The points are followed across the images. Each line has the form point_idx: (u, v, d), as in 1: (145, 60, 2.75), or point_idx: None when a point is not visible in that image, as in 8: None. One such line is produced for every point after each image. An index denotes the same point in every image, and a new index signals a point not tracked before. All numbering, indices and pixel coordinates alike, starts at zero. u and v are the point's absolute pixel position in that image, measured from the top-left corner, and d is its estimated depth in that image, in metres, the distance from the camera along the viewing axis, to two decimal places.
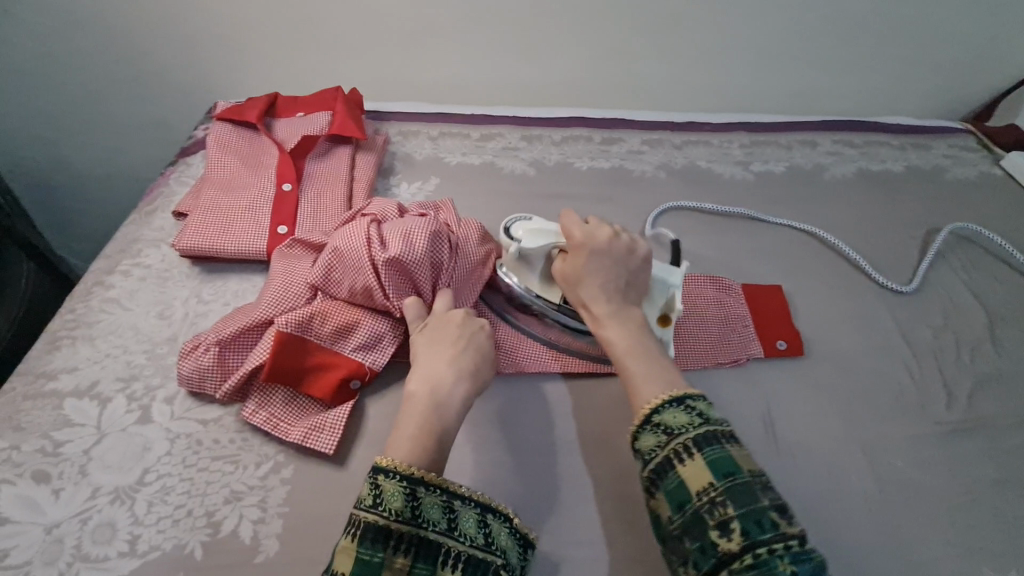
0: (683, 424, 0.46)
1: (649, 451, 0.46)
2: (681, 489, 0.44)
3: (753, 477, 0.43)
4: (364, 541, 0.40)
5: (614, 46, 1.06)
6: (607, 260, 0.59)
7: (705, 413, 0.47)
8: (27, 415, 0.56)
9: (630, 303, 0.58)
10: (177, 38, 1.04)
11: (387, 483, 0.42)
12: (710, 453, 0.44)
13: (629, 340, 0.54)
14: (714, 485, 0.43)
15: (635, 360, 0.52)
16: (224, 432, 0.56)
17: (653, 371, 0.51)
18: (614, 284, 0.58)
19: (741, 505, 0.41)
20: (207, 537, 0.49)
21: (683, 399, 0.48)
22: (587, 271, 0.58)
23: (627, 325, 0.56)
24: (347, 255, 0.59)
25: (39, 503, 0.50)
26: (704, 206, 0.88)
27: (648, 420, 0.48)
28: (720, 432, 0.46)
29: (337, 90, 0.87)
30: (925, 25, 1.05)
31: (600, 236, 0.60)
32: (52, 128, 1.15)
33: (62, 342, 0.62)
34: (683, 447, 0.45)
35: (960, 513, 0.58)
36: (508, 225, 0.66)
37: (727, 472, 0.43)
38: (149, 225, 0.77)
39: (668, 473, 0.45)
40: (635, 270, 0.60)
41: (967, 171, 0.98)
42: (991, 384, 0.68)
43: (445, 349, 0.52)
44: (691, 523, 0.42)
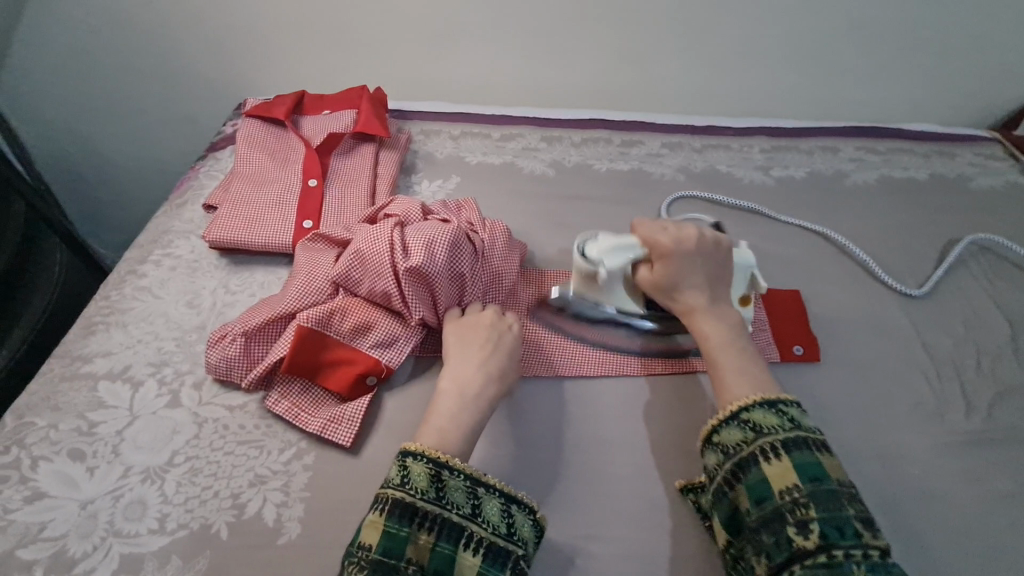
0: (773, 426, 0.48)
1: (734, 444, 0.49)
2: (763, 484, 0.45)
3: (840, 486, 0.44)
4: (391, 515, 0.43)
5: (635, 48, 1.07)
6: (698, 260, 0.61)
7: (795, 419, 0.48)
8: (63, 395, 0.59)
9: (720, 302, 0.61)
10: (210, 36, 1.07)
11: (415, 465, 0.45)
12: (798, 456, 0.46)
13: (723, 340, 0.57)
14: (799, 487, 0.44)
15: (735, 359, 0.55)
16: (249, 418, 0.58)
17: (751, 372, 0.54)
18: (706, 283, 0.61)
19: (824, 509, 0.43)
20: (232, 518, 0.51)
21: (776, 401, 0.50)
22: (679, 272, 0.60)
23: (719, 324, 0.58)
24: (369, 259, 0.60)
25: (74, 479, 0.53)
26: (716, 197, 0.90)
27: (737, 416, 0.50)
28: (811, 440, 0.47)
29: (363, 88, 0.89)
30: (955, 33, 1.04)
31: (686, 236, 0.63)
32: (88, 121, 1.19)
33: (97, 327, 0.65)
34: (771, 447, 0.47)
35: (973, 523, 0.57)
36: (580, 246, 0.62)
37: (813, 477, 0.44)
38: (180, 217, 0.80)
39: (751, 468, 0.47)
40: (722, 264, 0.63)
41: (992, 179, 0.97)
42: (1012, 395, 0.67)
43: (473, 351, 0.56)
44: (771, 517, 0.44)
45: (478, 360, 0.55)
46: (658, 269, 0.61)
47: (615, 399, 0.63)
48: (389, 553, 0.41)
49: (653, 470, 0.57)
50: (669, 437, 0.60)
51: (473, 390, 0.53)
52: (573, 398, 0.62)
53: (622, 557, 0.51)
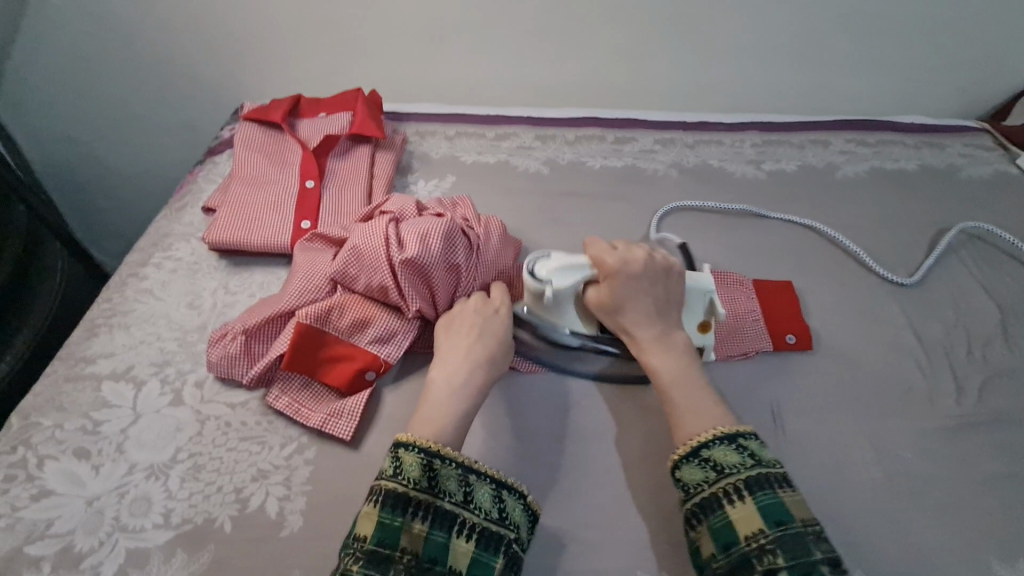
0: (735, 465, 0.47)
1: (696, 485, 0.48)
2: (728, 530, 0.45)
3: (805, 527, 0.43)
4: (385, 506, 0.44)
5: (627, 47, 1.08)
6: (645, 285, 0.60)
7: (757, 454, 0.48)
8: (68, 396, 0.60)
9: (670, 327, 0.59)
10: (207, 42, 1.09)
11: (407, 456, 0.46)
12: (762, 497, 0.45)
13: (674, 369, 0.56)
14: (764, 532, 0.43)
15: (684, 392, 0.54)
16: (250, 415, 0.59)
17: (701, 402, 0.52)
18: (653, 310, 0.59)
19: (791, 556, 0.42)
20: (235, 512, 0.52)
21: (735, 436, 0.49)
22: (626, 298, 0.59)
23: (669, 351, 0.57)
24: (366, 253, 0.61)
25: (80, 477, 0.54)
26: (707, 205, 0.89)
27: (697, 453, 0.49)
28: (773, 476, 0.46)
29: (358, 90, 0.90)
30: (943, 24, 1.05)
31: (633, 258, 0.61)
32: (87, 128, 1.20)
33: (100, 329, 0.66)
34: (734, 489, 0.46)
35: (964, 505, 0.58)
36: (529, 265, 0.63)
37: (778, 520, 0.44)
38: (180, 220, 0.81)
39: (715, 510, 0.46)
40: (671, 290, 0.61)
41: (982, 169, 0.98)
42: (1002, 379, 0.68)
43: (460, 339, 0.58)
44: (737, 564, 0.43)
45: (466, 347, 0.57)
46: (605, 293, 0.60)
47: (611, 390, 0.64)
48: (383, 543, 0.42)
49: (648, 459, 0.58)
50: (664, 426, 0.61)
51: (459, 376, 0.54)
52: (568, 392, 0.63)
53: (618, 544, 0.52)
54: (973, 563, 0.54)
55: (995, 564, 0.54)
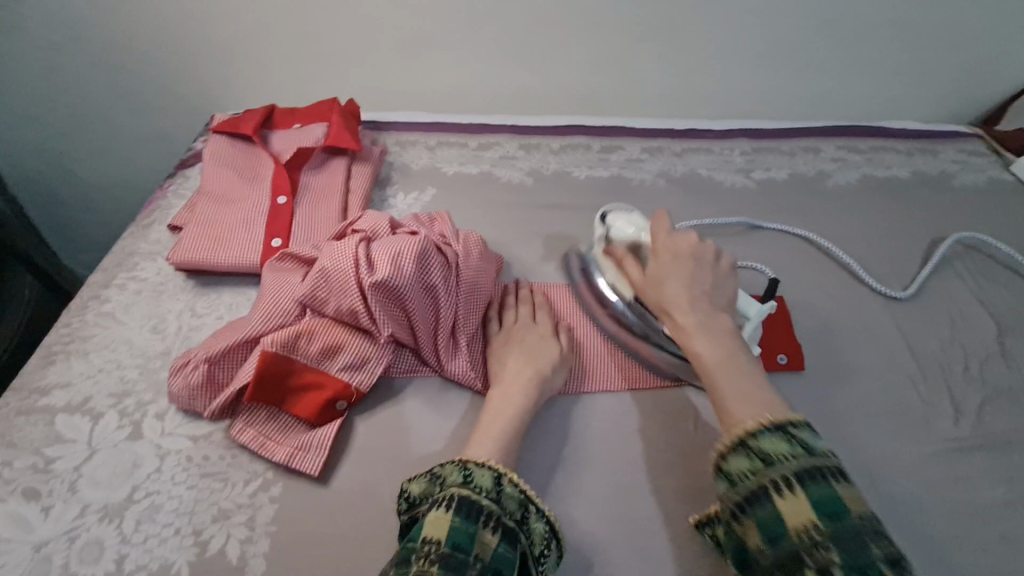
0: (783, 454, 0.41)
1: (741, 476, 0.42)
2: (776, 522, 0.39)
3: (863, 524, 0.37)
4: (459, 511, 0.43)
5: (613, 52, 1.05)
6: (694, 265, 0.57)
7: (810, 444, 0.41)
8: (19, 431, 0.56)
9: (717, 310, 0.54)
10: (180, 50, 1.05)
11: (479, 469, 0.47)
12: (814, 489, 0.39)
13: (718, 353, 0.50)
14: (817, 526, 0.37)
15: (729, 377, 0.48)
16: (214, 448, 0.56)
17: (747, 388, 0.47)
18: (697, 289, 0.55)
19: (846, 552, 0.36)
20: (194, 557, 0.49)
21: (785, 424, 0.43)
22: (672, 275, 0.56)
23: (714, 334, 0.52)
24: (334, 277, 0.58)
25: (28, 520, 0.50)
26: (704, 221, 0.85)
27: (743, 442, 0.43)
28: (828, 467, 0.40)
29: (334, 100, 0.87)
30: (934, 28, 1.03)
31: (682, 243, 0.59)
32: (58, 139, 1.16)
33: (56, 357, 0.63)
34: (782, 479, 0.40)
35: (966, 534, 0.55)
36: (607, 212, 0.72)
37: (833, 513, 0.38)
38: (146, 238, 0.77)
39: (761, 502, 0.40)
40: (722, 275, 0.57)
41: (975, 176, 0.96)
42: (1001, 399, 0.66)
43: (514, 359, 0.60)
44: (784, 560, 0.37)
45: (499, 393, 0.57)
46: (650, 271, 0.59)
47: (596, 416, 0.61)
48: (457, 547, 0.41)
49: (633, 490, 0.55)
50: (647, 453, 0.58)
51: (507, 403, 0.56)
52: (549, 417, 0.60)
53: None
54: None
55: None
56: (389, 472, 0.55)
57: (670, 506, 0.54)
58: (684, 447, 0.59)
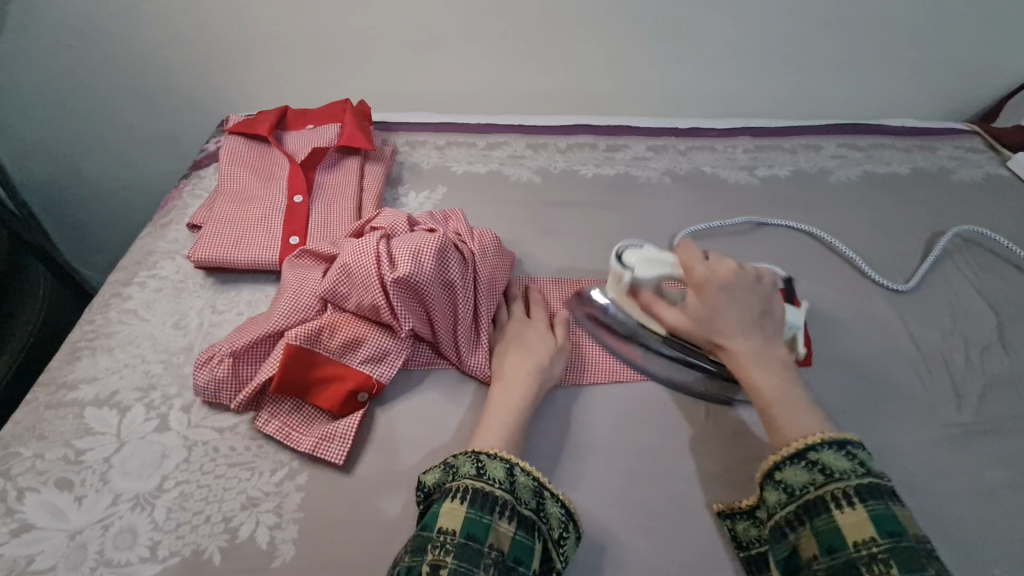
0: (845, 470, 0.44)
1: (800, 486, 0.45)
2: (835, 535, 0.42)
3: (918, 543, 0.40)
4: (473, 503, 0.45)
5: (617, 53, 1.07)
6: (739, 295, 0.55)
7: (867, 464, 0.45)
8: (49, 424, 0.58)
9: (767, 339, 0.54)
10: (192, 54, 1.07)
11: (491, 461, 0.48)
12: (874, 506, 0.42)
13: (774, 387, 0.51)
14: (877, 540, 0.41)
15: (791, 414, 0.49)
16: (239, 439, 0.57)
17: (804, 417, 0.49)
18: (744, 321, 0.54)
19: (907, 568, 0.39)
20: (225, 543, 0.50)
21: (844, 443, 0.45)
22: (719, 310, 0.55)
23: (768, 365, 0.52)
24: (356, 273, 0.60)
25: (62, 509, 0.52)
26: (714, 224, 0.86)
27: (802, 456, 0.46)
28: (885, 487, 0.43)
29: (345, 102, 0.89)
30: (931, 28, 1.05)
31: (723, 270, 0.56)
32: (69, 142, 1.18)
33: (82, 352, 0.64)
34: (843, 494, 0.43)
35: (970, 515, 0.57)
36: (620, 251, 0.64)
37: (890, 531, 0.41)
38: (164, 237, 0.79)
39: (821, 514, 0.43)
40: (764, 299, 0.56)
41: (973, 172, 0.98)
42: (1001, 386, 0.68)
43: (506, 358, 0.62)
44: (843, 569, 0.41)
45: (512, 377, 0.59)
46: (695, 302, 0.56)
47: (610, 406, 0.63)
48: (472, 537, 0.43)
49: (648, 475, 0.57)
50: (661, 441, 0.60)
51: (500, 399, 0.57)
52: (564, 407, 0.62)
53: (617, 566, 0.51)
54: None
55: None
56: (411, 460, 0.57)
57: (684, 491, 0.56)
58: (696, 433, 0.61)
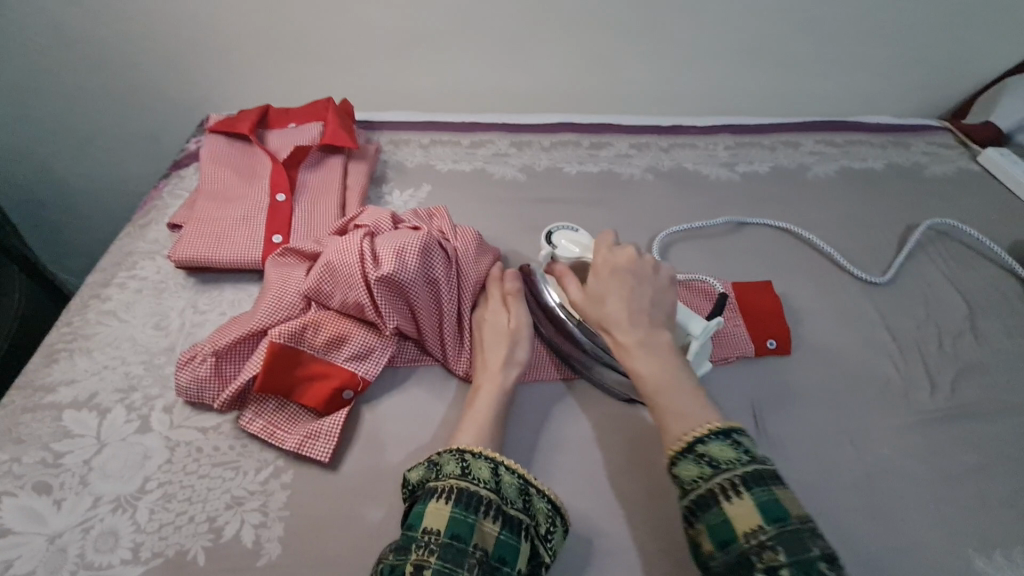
0: (730, 459, 0.44)
1: (691, 481, 0.44)
2: (726, 527, 0.41)
3: (802, 525, 0.40)
4: (457, 503, 0.45)
5: (600, 52, 1.08)
6: (632, 279, 0.57)
7: (751, 450, 0.45)
8: (26, 427, 0.57)
9: (659, 325, 0.55)
10: (171, 52, 1.05)
11: (476, 460, 0.48)
12: (759, 493, 0.42)
13: (659, 371, 0.51)
14: (764, 529, 0.40)
15: (668, 395, 0.50)
16: (223, 439, 0.57)
17: (683, 402, 0.49)
18: (634, 306, 0.55)
19: (791, 552, 0.38)
20: (209, 543, 0.50)
21: (729, 432, 0.46)
22: (612, 291, 0.57)
23: (653, 349, 0.53)
24: (340, 271, 0.60)
25: (41, 514, 0.51)
26: (686, 216, 0.88)
27: (690, 449, 0.45)
28: (768, 473, 0.43)
29: (329, 100, 0.88)
30: (904, 27, 1.08)
31: (617, 262, 0.59)
32: (45, 143, 1.15)
33: (60, 355, 0.63)
34: (729, 484, 0.42)
35: (943, 498, 0.59)
36: (553, 229, 0.68)
37: (777, 516, 0.40)
38: (144, 237, 0.78)
39: (710, 507, 0.42)
40: (659, 288, 0.58)
41: (945, 167, 1.01)
42: (972, 372, 0.70)
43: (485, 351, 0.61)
44: (735, 563, 0.39)
45: (496, 371, 0.59)
46: (588, 289, 0.58)
47: (596, 399, 0.63)
48: (456, 537, 0.43)
49: (631, 468, 0.58)
50: (645, 432, 0.61)
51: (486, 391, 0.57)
52: (548, 402, 0.63)
53: (603, 556, 0.52)
54: (955, 556, 0.55)
55: (975, 557, 0.55)
56: (398, 457, 0.57)
57: (668, 481, 0.57)
58: None
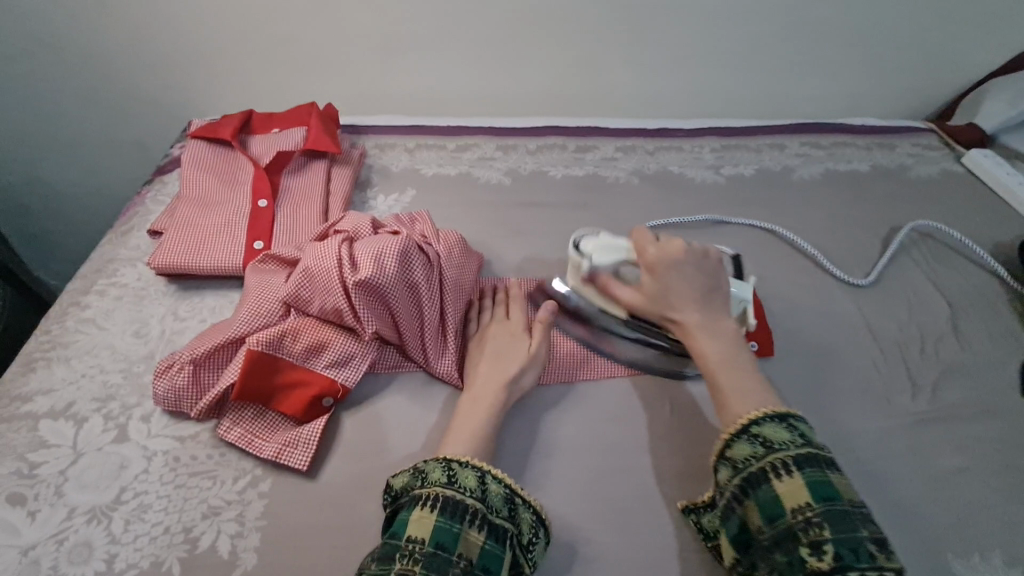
0: (784, 441, 0.45)
1: (743, 460, 0.45)
2: (775, 503, 0.42)
3: (853, 507, 0.41)
4: (443, 512, 0.44)
5: (586, 56, 1.08)
6: (689, 270, 0.58)
7: (806, 435, 0.45)
8: (1, 438, 0.56)
9: (718, 312, 0.57)
10: (154, 57, 1.05)
11: (463, 469, 0.48)
12: (810, 473, 0.43)
13: (722, 355, 0.53)
14: (811, 505, 0.41)
15: (731, 376, 0.51)
16: (201, 448, 0.56)
17: (747, 385, 0.50)
18: (695, 294, 0.57)
19: (839, 530, 0.40)
20: (185, 553, 0.49)
21: (785, 415, 0.46)
22: (672, 287, 0.58)
23: (715, 335, 0.55)
24: (318, 276, 0.60)
25: (15, 525, 0.50)
26: (671, 220, 0.87)
27: (745, 430, 0.46)
28: (822, 456, 0.44)
29: (311, 104, 0.88)
30: (887, 29, 1.08)
31: (675, 249, 0.60)
32: (30, 148, 1.15)
33: (37, 364, 0.62)
34: (781, 463, 0.44)
35: (925, 501, 0.59)
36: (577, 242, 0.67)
37: (826, 496, 0.42)
38: (125, 244, 0.77)
39: (761, 484, 0.44)
40: (715, 276, 0.59)
41: (930, 168, 1.01)
42: (953, 374, 0.70)
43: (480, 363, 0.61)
44: (784, 537, 0.41)
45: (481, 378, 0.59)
46: (649, 276, 0.59)
47: (580, 404, 0.63)
48: (441, 547, 0.43)
49: (612, 473, 0.58)
50: (627, 438, 0.61)
51: (476, 400, 0.57)
52: (530, 408, 0.62)
53: (581, 563, 0.52)
54: (935, 560, 0.55)
55: (954, 559, 0.55)
56: (377, 465, 0.57)
57: (648, 487, 0.57)
58: (661, 429, 0.61)
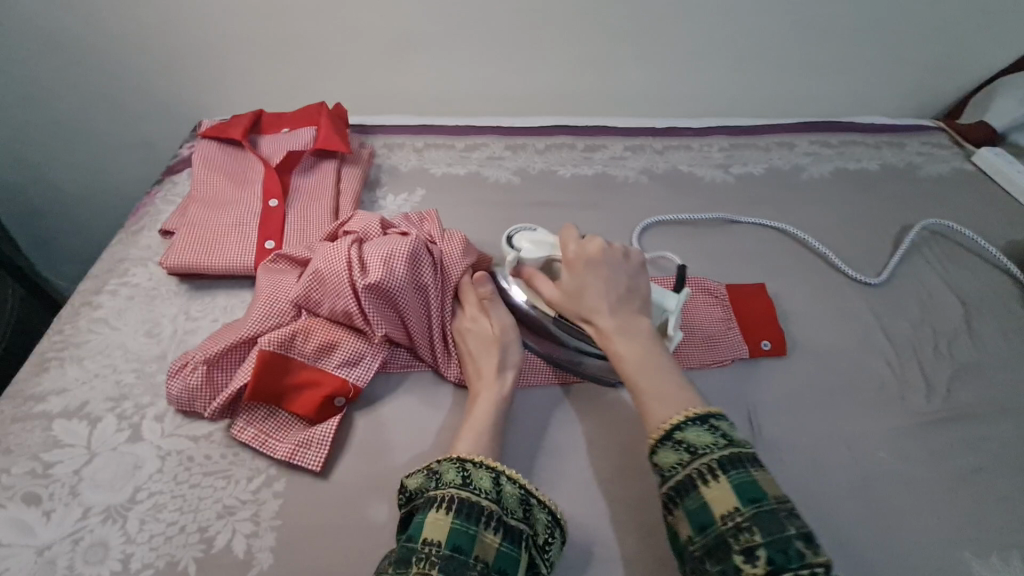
0: (707, 444, 0.44)
1: (670, 468, 0.44)
2: (704, 510, 0.42)
3: (779, 504, 0.40)
4: (458, 514, 0.44)
5: (593, 55, 1.08)
6: (606, 270, 0.57)
7: (729, 433, 0.45)
8: (15, 437, 0.56)
9: (635, 313, 0.55)
10: (162, 58, 1.05)
11: (477, 470, 0.48)
12: (735, 475, 0.42)
13: (638, 354, 0.51)
14: (740, 510, 0.40)
15: (648, 375, 0.49)
16: (214, 448, 0.56)
17: (666, 386, 0.48)
18: (612, 294, 0.55)
19: (767, 532, 0.39)
20: (200, 553, 0.49)
21: (706, 416, 0.45)
22: (588, 287, 0.56)
23: (632, 335, 0.53)
24: (328, 278, 0.60)
25: (31, 525, 0.50)
26: (681, 210, 0.89)
27: (668, 436, 0.45)
28: (745, 454, 0.43)
29: (321, 104, 0.88)
30: (895, 28, 1.08)
31: (594, 249, 0.58)
32: (39, 149, 1.15)
33: (50, 364, 0.62)
34: (707, 468, 0.43)
35: (941, 501, 0.58)
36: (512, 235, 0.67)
37: (753, 497, 0.41)
38: (136, 244, 0.77)
39: (690, 493, 0.43)
40: (635, 277, 0.58)
41: (940, 167, 1.01)
42: (967, 374, 0.70)
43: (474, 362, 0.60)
44: (715, 545, 0.40)
45: (487, 378, 0.58)
46: (567, 279, 0.58)
47: (592, 404, 0.63)
48: (457, 549, 0.42)
49: (625, 473, 0.58)
50: (640, 438, 0.60)
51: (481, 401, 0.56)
52: (543, 408, 0.62)
53: (597, 563, 0.51)
54: (952, 560, 0.54)
55: (971, 560, 0.54)
56: (390, 464, 0.56)
57: (663, 487, 0.57)
58: None
